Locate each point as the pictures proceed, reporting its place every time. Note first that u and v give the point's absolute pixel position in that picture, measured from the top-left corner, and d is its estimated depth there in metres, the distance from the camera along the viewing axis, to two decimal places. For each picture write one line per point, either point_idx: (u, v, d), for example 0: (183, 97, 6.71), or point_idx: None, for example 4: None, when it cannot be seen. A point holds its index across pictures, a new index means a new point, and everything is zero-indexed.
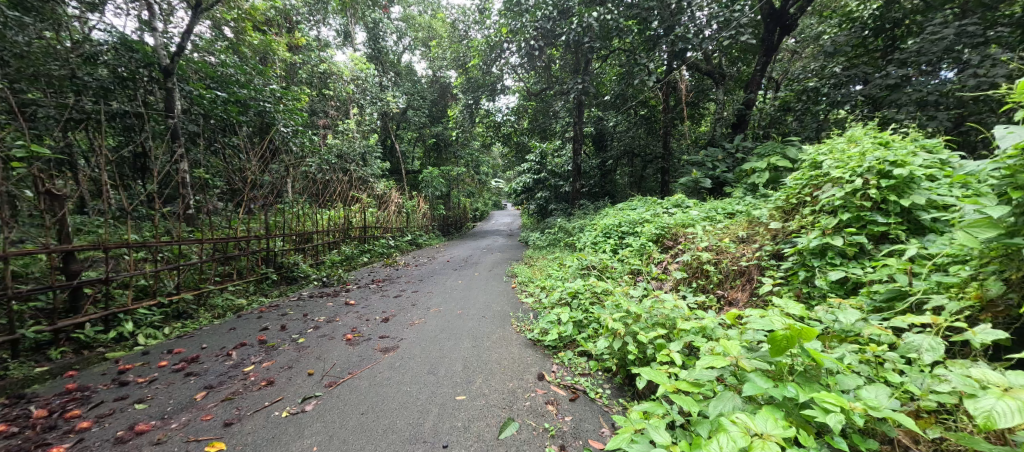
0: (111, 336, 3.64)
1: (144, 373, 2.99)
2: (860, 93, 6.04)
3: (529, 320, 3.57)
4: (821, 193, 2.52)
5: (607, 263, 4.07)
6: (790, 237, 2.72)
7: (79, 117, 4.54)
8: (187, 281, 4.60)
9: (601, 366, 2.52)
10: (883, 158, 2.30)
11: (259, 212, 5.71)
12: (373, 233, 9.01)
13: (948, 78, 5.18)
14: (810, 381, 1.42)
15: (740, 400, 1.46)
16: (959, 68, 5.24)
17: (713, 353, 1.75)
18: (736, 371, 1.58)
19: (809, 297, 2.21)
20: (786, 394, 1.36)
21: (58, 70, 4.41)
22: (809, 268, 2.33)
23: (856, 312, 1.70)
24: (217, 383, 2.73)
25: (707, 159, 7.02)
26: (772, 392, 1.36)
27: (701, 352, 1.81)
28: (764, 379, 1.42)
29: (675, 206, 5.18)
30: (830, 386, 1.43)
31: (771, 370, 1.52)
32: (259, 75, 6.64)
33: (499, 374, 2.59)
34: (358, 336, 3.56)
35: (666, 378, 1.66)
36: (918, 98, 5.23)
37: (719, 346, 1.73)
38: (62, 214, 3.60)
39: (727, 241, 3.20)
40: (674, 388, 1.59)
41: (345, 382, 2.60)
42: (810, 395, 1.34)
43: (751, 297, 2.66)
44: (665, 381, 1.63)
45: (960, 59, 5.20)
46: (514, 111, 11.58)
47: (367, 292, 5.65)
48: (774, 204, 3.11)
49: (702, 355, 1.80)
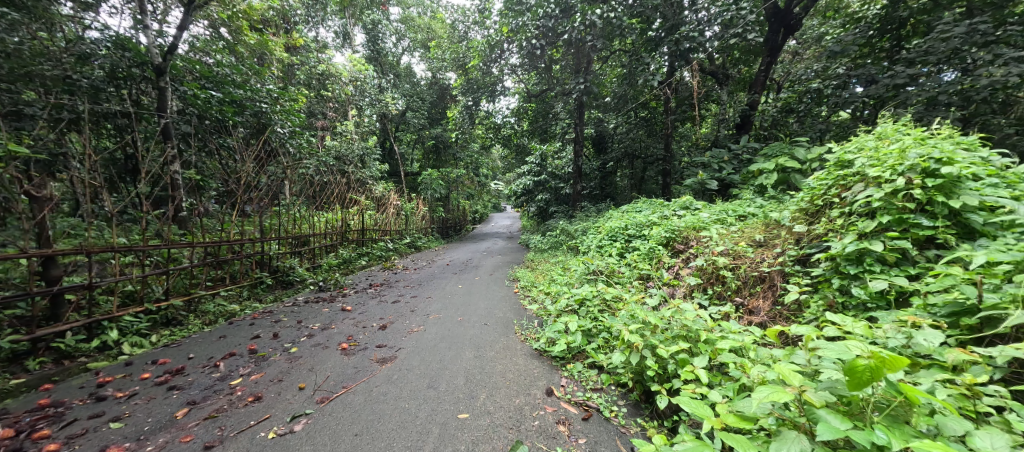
0: (93, 346, 3.46)
1: (124, 387, 2.80)
2: (864, 94, 5.87)
3: (534, 328, 3.39)
4: (852, 193, 2.35)
5: (614, 268, 3.90)
6: (816, 241, 2.56)
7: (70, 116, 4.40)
8: (178, 287, 4.43)
9: (614, 381, 2.35)
10: (927, 155, 2.11)
11: (252, 215, 5.53)
12: (371, 235, 8.83)
13: (953, 78, 5.05)
14: (899, 423, 1.23)
15: (806, 441, 1.28)
16: (963, 71, 5.12)
17: (762, 378, 1.56)
18: (798, 405, 1.38)
19: (844, 307, 2.05)
20: (874, 440, 1.17)
21: (51, 71, 4.22)
22: (843, 276, 2.15)
23: (936, 332, 1.48)
24: (202, 398, 2.55)
25: (713, 161, 6.78)
26: (855, 438, 1.17)
27: (746, 376, 1.62)
28: (841, 419, 1.22)
29: (683, 208, 5.01)
30: (921, 424, 1.23)
31: (841, 404, 1.32)
32: (255, 75, 6.50)
33: (505, 389, 2.41)
34: (354, 345, 3.38)
35: (710, 411, 1.47)
36: (926, 97, 5.05)
37: (770, 371, 1.54)
38: (42, 218, 3.42)
39: (744, 245, 3.04)
40: (720, 423, 1.42)
41: (338, 398, 2.42)
42: (907, 442, 1.14)
43: (773, 305, 2.50)
44: (709, 416, 1.45)
45: (966, 60, 5.05)
46: (514, 111, 11.30)
47: (365, 297, 5.46)
48: (796, 205, 2.94)
49: (748, 379, 1.61)
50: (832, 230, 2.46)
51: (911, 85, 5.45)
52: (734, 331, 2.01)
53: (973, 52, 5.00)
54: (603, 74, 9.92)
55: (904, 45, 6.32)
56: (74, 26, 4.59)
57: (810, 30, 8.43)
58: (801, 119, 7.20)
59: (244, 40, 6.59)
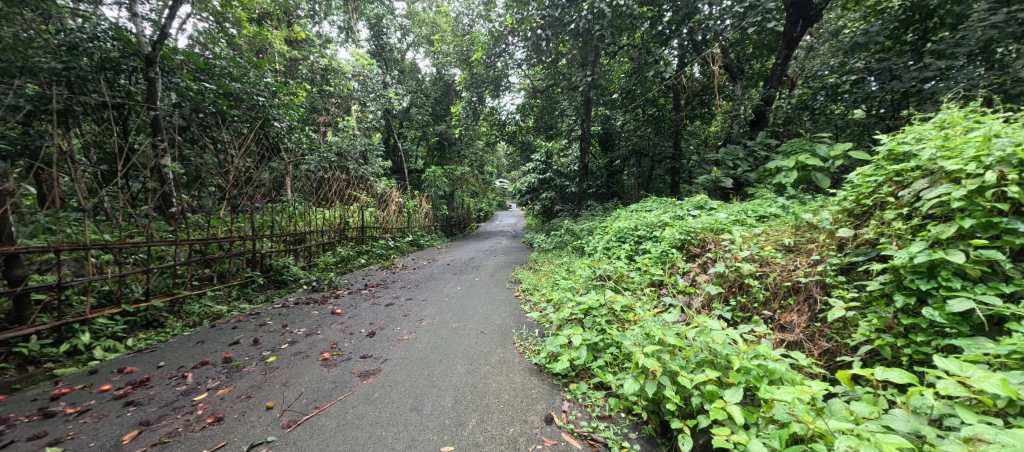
0: (62, 350, 3.18)
1: (78, 401, 2.53)
2: (884, 90, 5.49)
3: (535, 339, 3.08)
4: (919, 191, 1.99)
5: (624, 272, 3.56)
6: (863, 248, 2.23)
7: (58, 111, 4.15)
8: (159, 287, 4.13)
9: (625, 407, 2.02)
10: (1021, 144, 1.75)
11: (244, 211, 5.26)
12: (372, 233, 8.55)
13: (975, 73, 4.62)
14: None
15: None
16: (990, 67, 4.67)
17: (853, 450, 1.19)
18: None
19: (913, 330, 1.72)
20: None
21: (51, 63, 4.01)
22: (909, 292, 1.80)
23: None
24: (157, 417, 2.27)
25: (727, 157, 6.33)
26: None
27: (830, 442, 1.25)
28: None
29: (697, 207, 4.65)
30: None
31: None
32: (253, 68, 6.12)
33: (499, 414, 2.10)
34: (337, 355, 3.08)
35: None
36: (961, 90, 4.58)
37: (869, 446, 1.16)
38: (3, 213, 3.13)
39: (772, 249, 2.71)
40: None
41: (307, 422, 2.13)
42: None
43: (811, 322, 2.17)
44: None
45: (997, 55, 4.61)
46: (519, 108, 10.81)
47: (357, 299, 5.16)
48: (836, 206, 2.60)
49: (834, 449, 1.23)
50: (885, 235, 2.13)
51: (933, 82, 5.07)
52: (775, 358, 1.67)
53: (1004, 52, 4.56)
54: (612, 69, 9.53)
55: (930, 38, 5.76)
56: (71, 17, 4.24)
57: (828, 24, 7.97)
58: (813, 117, 6.95)
59: (242, 33, 6.27)
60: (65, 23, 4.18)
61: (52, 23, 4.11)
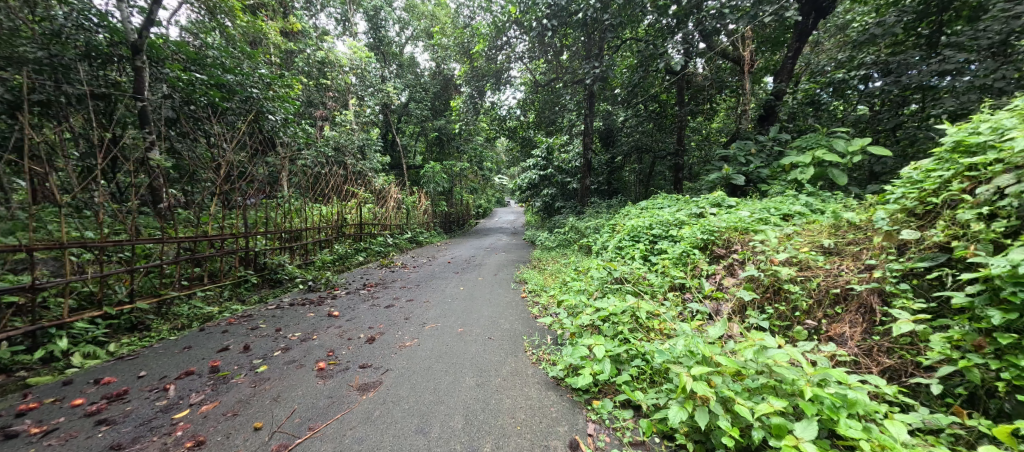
0: (36, 357, 2.89)
1: (46, 418, 2.27)
2: (894, 86, 5.18)
3: (550, 347, 2.85)
4: (1013, 188, 1.80)
5: (641, 275, 3.32)
6: (929, 252, 2.04)
7: (39, 101, 3.81)
8: (145, 287, 3.84)
9: (661, 431, 1.81)
10: None
11: (235, 209, 4.96)
12: (370, 230, 8.25)
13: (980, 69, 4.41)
14: None
15: None
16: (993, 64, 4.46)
17: None
18: None
19: (1012, 353, 1.52)
20: None
21: (36, 52, 3.73)
22: (1009, 306, 1.57)
23: None
24: (131, 441, 2.02)
25: (739, 153, 6.08)
26: None
27: None
28: None
29: (714, 204, 4.41)
30: None
31: None
32: (246, 59, 5.79)
33: (517, 439, 1.87)
34: (333, 365, 2.83)
35: None
36: (979, 84, 4.31)
37: None
38: None
39: (811, 252, 2.52)
40: None
41: (298, 447, 1.90)
42: None
43: (867, 335, 1.99)
44: None
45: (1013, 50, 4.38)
46: (519, 103, 10.50)
47: (356, 300, 4.90)
48: (890, 204, 2.40)
49: None
50: (958, 238, 1.94)
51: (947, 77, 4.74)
52: (851, 384, 1.48)
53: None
54: (618, 63, 9.27)
55: (944, 31, 5.49)
56: (74, 17, 4.00)
57: (836, 18, 7.77)
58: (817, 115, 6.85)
59: (236, 23, 5.97)
60: (52, 11, 3.88)
61: (38, 12, 3.84)
